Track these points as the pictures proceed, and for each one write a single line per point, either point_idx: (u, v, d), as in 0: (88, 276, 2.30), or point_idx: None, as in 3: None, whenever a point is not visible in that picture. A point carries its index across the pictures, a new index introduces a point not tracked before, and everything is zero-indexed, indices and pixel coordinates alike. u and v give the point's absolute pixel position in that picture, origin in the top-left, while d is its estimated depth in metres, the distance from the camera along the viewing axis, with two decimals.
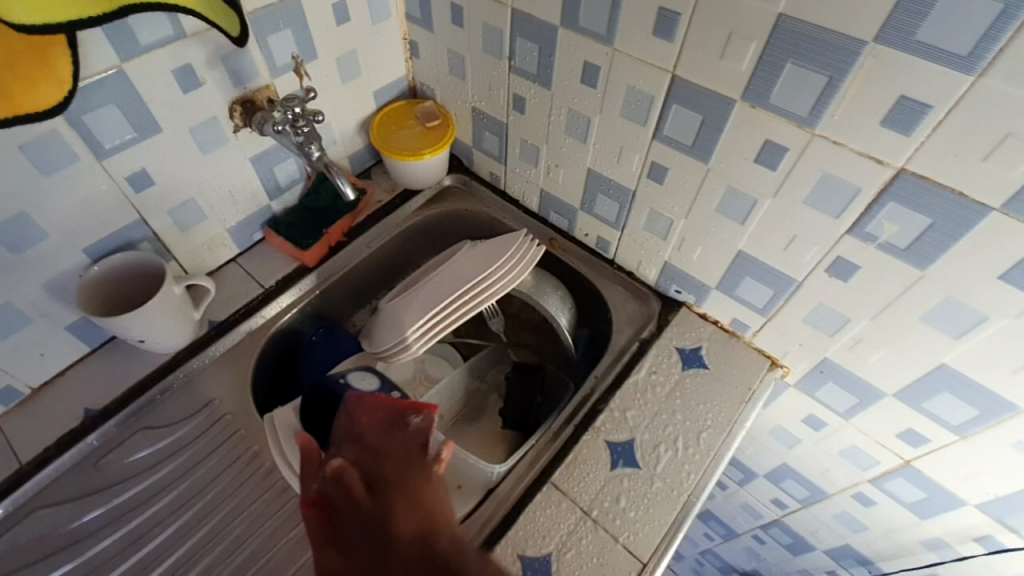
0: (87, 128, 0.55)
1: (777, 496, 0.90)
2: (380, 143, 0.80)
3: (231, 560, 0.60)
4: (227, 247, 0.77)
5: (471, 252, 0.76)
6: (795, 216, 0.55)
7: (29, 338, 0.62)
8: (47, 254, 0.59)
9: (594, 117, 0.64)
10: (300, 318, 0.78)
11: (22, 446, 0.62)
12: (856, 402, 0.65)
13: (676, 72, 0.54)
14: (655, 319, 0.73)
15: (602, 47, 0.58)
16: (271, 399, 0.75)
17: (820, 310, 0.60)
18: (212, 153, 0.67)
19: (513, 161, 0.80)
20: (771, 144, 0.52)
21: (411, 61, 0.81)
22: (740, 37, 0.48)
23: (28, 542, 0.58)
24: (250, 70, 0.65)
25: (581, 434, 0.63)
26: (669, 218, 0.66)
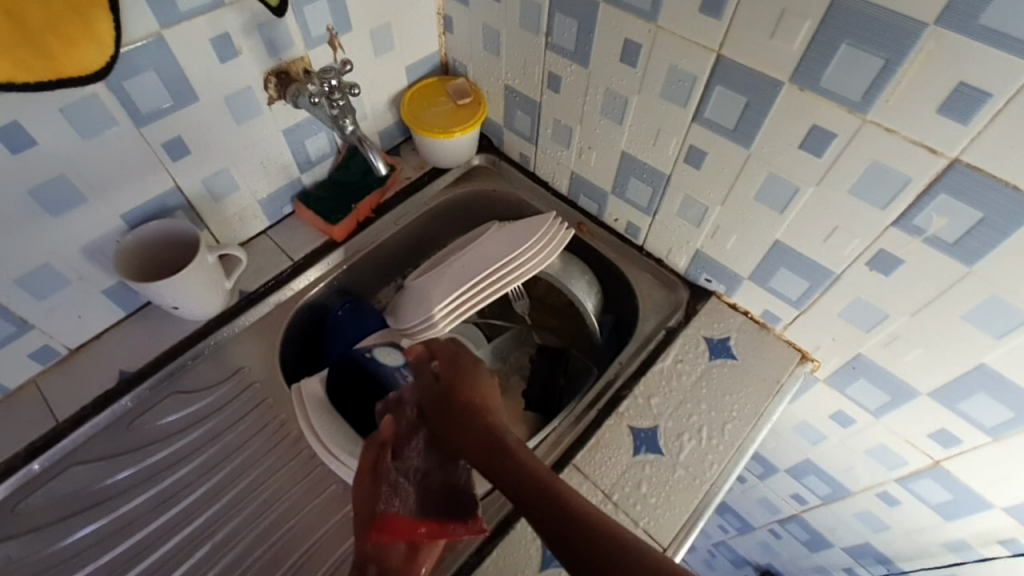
0: (126, 93, 0.56)
1: (797, 491, 0.89)
2: (410, 119, 0.80)
3: (255, 525, 0.61)
4: (258, 219, 0.77)
5: (498, 232, 0.75)
6: (838, 206, 0.53)
7: (68, 300, 0.64)
8: (85, 218, 0.60)
9: (632, 98, 0.63)
10: (327, 292, 0.78)
11: (60, 403, 0.65)
12: (888, 400, 0.63)
13: (722, 51, 0.52)
14: (683, 307, 0.72)
15: (644, 24, 0.56)
16: (298, 370, 0.76)
17: (857, 305, 0.58)
18: (247, 124, 0.67)
19: (544, 141, 0.79)
20: (818, 129, 0.50)
21: (445, 36, 0.80)
22: (793, 15, 0.46)
23: (64, 496, 0.60)
24: (286, 41, 0.65)
25: (603, 419, 0.63)
26: (704, 205, 0.64)
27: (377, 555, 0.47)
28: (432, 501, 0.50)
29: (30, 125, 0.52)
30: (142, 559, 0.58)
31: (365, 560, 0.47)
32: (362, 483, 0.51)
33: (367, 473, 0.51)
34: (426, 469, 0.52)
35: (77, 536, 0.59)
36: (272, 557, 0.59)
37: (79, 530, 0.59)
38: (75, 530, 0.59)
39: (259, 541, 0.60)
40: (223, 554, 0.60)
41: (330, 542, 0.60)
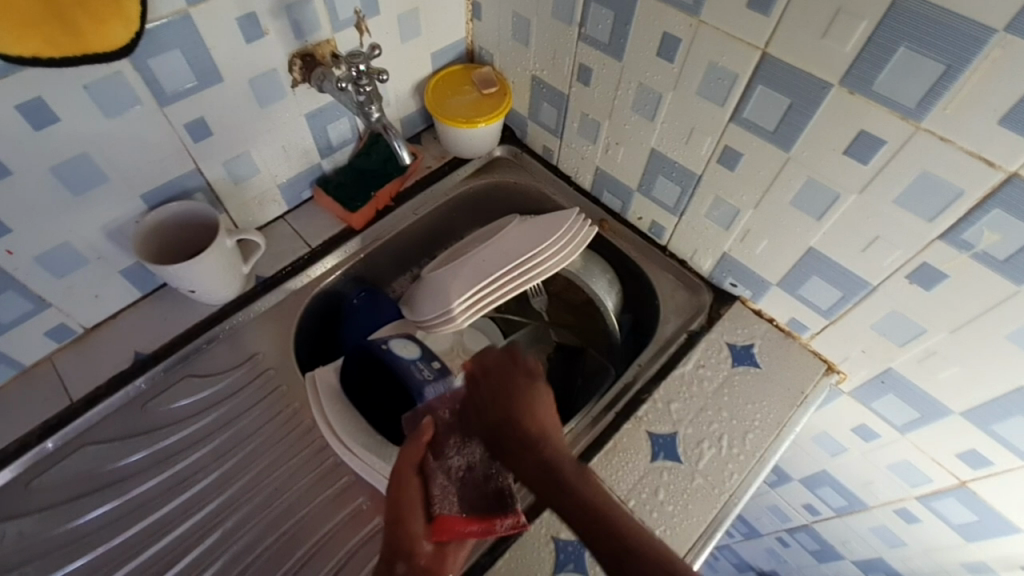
0: (151, 72, 0.55)
1: (810, 502, 0.88)
2: (434, 107, 0.78)
3: (266, 513, 0.61)
4: (277, 204, 0.76)
5: (521, 227, 0.73)
6: (881, 216, 0.51)
7: (86, 279, 0.63)
8: (105, 197, 0.59)
9: (666, 94, 0.60)
10: (343, 280, 0.77)
11: (74, 383, 0.64)
12: (917, 417, 0.62)
13: (768, 50, 0.50)
14: (706, 311, 0.70)
15: (685, 18, 0.54)
16: (312, 357, 0.76)
17: (891, 318, 0.56)
18: (270, 107, 0.66)
19: (570, 135, 0.77)
20: (866, 135, 0.48)
21: (472, 23, 0.78)
22: (848, 15, 0.44)
23: (77, 476, 0.60)
24: (312, 23, 0.63)
25: (622, 422, 0.62)
26: (736, 208, 0.62)
27: (407, 551, 0.47)
28: (473, 495, 0.51)
29: (53, 100, 0.51)
30: (155, 542, 0.58)
31: (395, 554, 0.47)
32: (404, 491, 0.50)
33: (415, 480, 0.50)
34: (468, 463, 0.52)
35: (89, 516, 0.59)
36: (282, 546, 0.59)
37: (91, 511, 0.59)
38: (87, 511, 0.59)
39: (271, 529, 0.60)
40: (233, 542, 0.59)
41: (341, 535, 0.59)
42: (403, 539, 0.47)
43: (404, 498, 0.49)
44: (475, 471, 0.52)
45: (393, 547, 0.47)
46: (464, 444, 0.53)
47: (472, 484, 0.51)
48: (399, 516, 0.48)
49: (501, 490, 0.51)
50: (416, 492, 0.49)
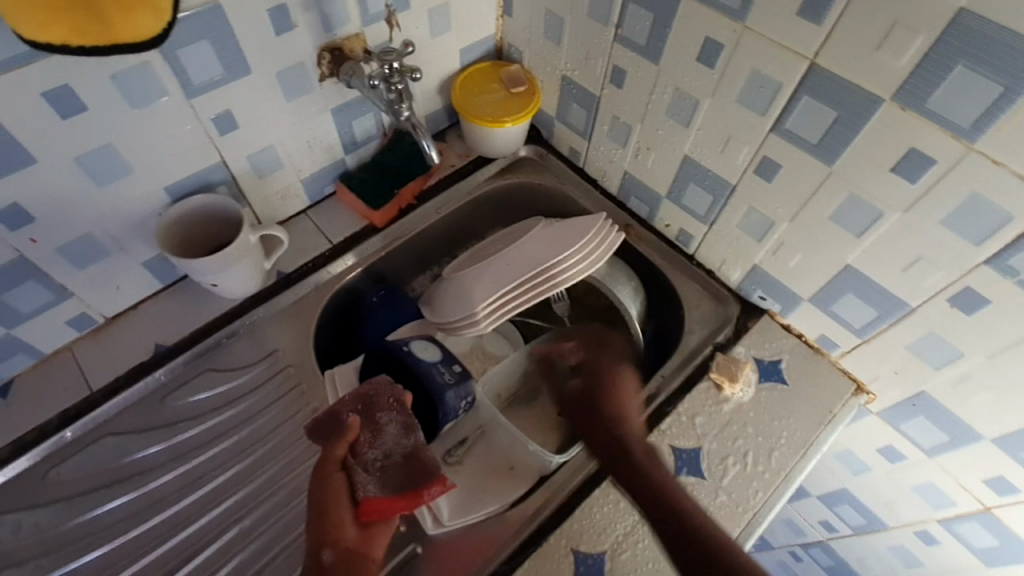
0: (179, 63, 0.54)
1: (826, 518, 0.87)
2: (461, 105, 0.76)
3: (282, 513, 0.61)
4: (299, 198, 0.75)
5: (546, 231, 0.72)
6: (925, 237, 0.49)
7: (108, 269, 0.63)
8: (130, 189, 0.59)
9: (704, 101, 0.59)
10: (363, 278, 0.76)
11: (94, 373, 0.64)
12: (945, 440, 0.60)
13: (816, 60, 0.48)
14: (733, 324, 0.69)
15: (730, 24, 0.52)
16: (332, 355, 0.75)
17: (927, 340, 0.55)
18: (297, 100, 0.65)
19: (598, 138, 0.75)
20: (915, 153, 0.46)
21: (502, 19, 0.76)
22: (904, 28, 0.42)
23: (94, 468, 0.60)
24: (342, 16, 0.62)
25: (645, 435, 0.61)
26: (770, 220, 0.61)
27: (331, 539, 0.46)
28: (399, 477, 0.50)
29: (81, 90, 0.50)
30: (171, 537, 0.58)
31: (319, 544, 0.45)
32: (328, 486, 0.48)
33: (337, 473, 0.49)
34: (384, 452, 0.52)
35: (107, 508, 0.59)
36: (297, 547, 0.59)
37: (107, 503, 0.59)
38: (104, 503, 0.59)
39: (288, 528, 0.60)
40: (249, 540, 0.59)
41: None
42: (326, 529, 0.46)
43: (325, 493, 0.48)
44: (394, 457, 0.51)
45: (319, 540, 0.46)
46: (376, 437, 0.52)
47: (393, 469, 0.51)
48: (323, 510, 0.47)
49: (425, 464, 0.51)
50: (340, 482, 0.48)
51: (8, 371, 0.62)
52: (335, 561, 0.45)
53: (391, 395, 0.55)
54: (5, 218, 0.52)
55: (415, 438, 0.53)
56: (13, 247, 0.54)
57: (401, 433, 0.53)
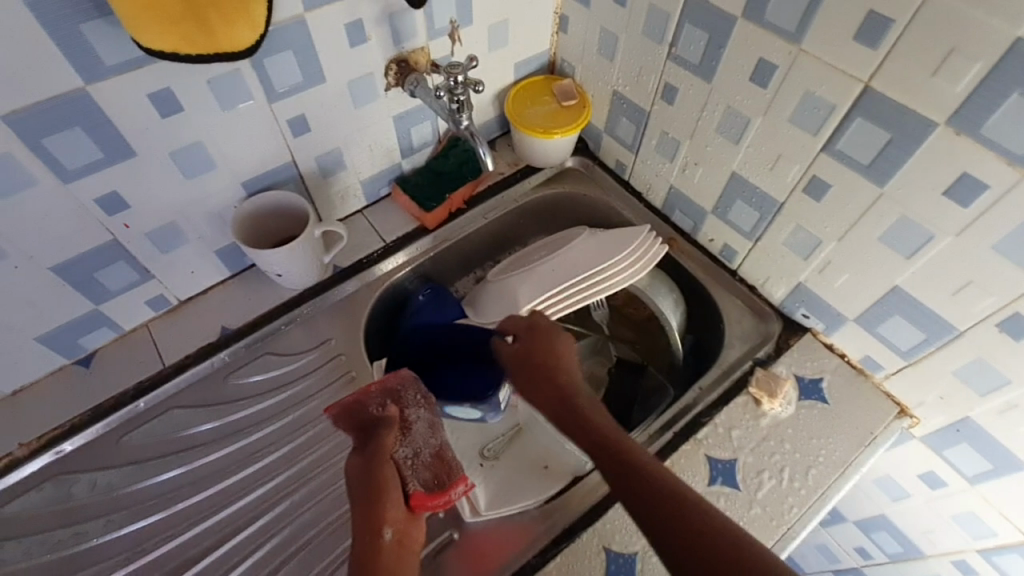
0: (264, 70, 0.59)
1: (862, 544, 0.86)
2: (514, 116, 0.80)
3: (327, 492, 0.64)
4: (358, 198, 0.80)
5: (591, 240, 0.74)
6: (976, 261, 0.49)
7: (185, 255, 0.68)
8: (212, 182, 0.64)
9: (755, 119, 0.60)
10: (411, 276, 0.80)
11: (166, 350, 0.69)
12: (990, 469, 0.60)
13: (871, 83, 0.49)
14: (774, 340, 0.69)
15: (785, 46, 0.54)
16: (378, 347, 0.79)
17: (976, 366, 0.54)
18: (364, 107, 0.70)
19: (646, 152, 0.77)
20: (969, 177, 0.47)
21: (558, 35, 0.79)
22: (962, 55, 0.43)
23: (159, 438, 0.65)
24: (411, 30, 0.66)
25: (680, 443, 0.62)
26: (817, 238, 0.61)
27: (386, 519, 0.45)
28: (431, 474, 0.53)
29: (181, 92, 0.55)
30: (226, 506, 0.63)
31: (378, 523, 0.45)
32: (382, 468, 0.49)
33: (388, 461, 0.50)
34: (416, 450, 0.54)
35: (164, 478, 0.63)
36: (340, 525, 0.62)
37: (166, 471, 0.64)
38: (166, 470, 0.64)
39: (332, 507, 0.63)
40: (297, 515, 0.63)
41: None
42: (382, 512, 0.45)
43: (377, 475, 0.48)
44: (425, 454, 0.55)
45: (374, 521, 0.45)
46: (407, 434, 0.55)
47: (424, 467, 0.53)
48: (380, 489, 0.47)
49: (451, 464, 0.55)
50: (390, 469, 0.49)
51: (92, 343, 0.68)
52: (394, 541, 0.44)
53: (418, 393, 0.59)
54: (105, 204, 0.58)
55: (439, 436, 0.57)
56: (108, 231, 0.60)
57: (428, 432, 0.57)
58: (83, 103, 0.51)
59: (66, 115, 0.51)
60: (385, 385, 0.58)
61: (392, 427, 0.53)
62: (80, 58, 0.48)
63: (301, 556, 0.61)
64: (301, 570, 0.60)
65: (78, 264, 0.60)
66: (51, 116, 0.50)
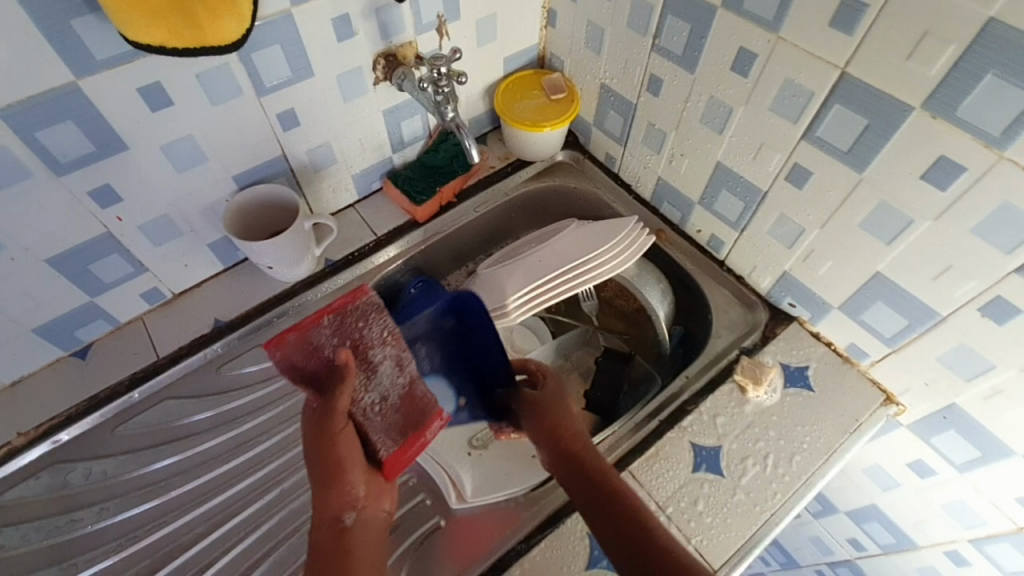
0: (253, 65, 0.60)
1: (855, 536, 0.86)
2: (503, 109, 0.81)
3: None
4: (349, 192, 0.81)
5: (577, 232, 0.76)
6: (955, 245, 0.50)
7: (179, 248, 0.70)
8: (203, 176, 0.65)
9: (737, 108, 0.61)
10: (402, 270, 0.81)
11: (160, 342, 0.70)
12: (977, 456, 0.59)
13: (848, 69, 0.49)
14: (760, 329, 0.69)
15: (764, 34, 0.54)
16: None
17: (959, 351, 0.54)
18: (353, 101, 0.71)
19: (633, 144, 0.78)
20: (945, 161, 0.47)
21: (546, 30, 0.80)
22: (936, 38, 0.43)
23: (153, 427, 0.66)
24: (398, 25, 0.67)
25: (665, 430, 0.63)
26: (801, 226, 0.61)
27: (345, 502, 0.46)
28: (398, 421, 0.52)
29: (170, 86, 0.56)
30: (219, 493, 0.64)
31: (337, 511, 0.45)
32: (339, 446, 0.47)
33: (348, 435, 0.48)
34: (381, 395, 0.52)
35: (158, 466, 0.65)
36: None
37: (161, 460, 0.65)
38: (160, 459, 0.65)
39: None
40: (287, 502, 0.64)
41: None
42: (339, 496, 0.46)
43: (332, 457, 0.47)
44: (393, 397, 0.53)
45: (330, 507, 0.46)
46: (370, 376, 0.52)
47: (392, 412, 0.52)
48: (333, 473, 0.46)
49: (423, 402, 0.54)
50: (347, 445, 0.48)
51: (88, 335, 0.69)
52: (357, 522, 0.45)
53: (380, 325, 0.54)
54: (99, 196, 0.59)
55: (407, 372, 0.55)
56: (102, 223, 0.62)
57: (393, 370, 0.54)
58: (74, 96, 0.52)
59: (58, 109, 0.52)
60: (342, 318, 0.54)
61: (349, 380, 0.49)
62: (70, 53, 0.50)
63: (291, 541, 0.62)
64: (292, 555, 0.61)
65: (72, 256, 0.62)
66: (44, 110, 0.51)
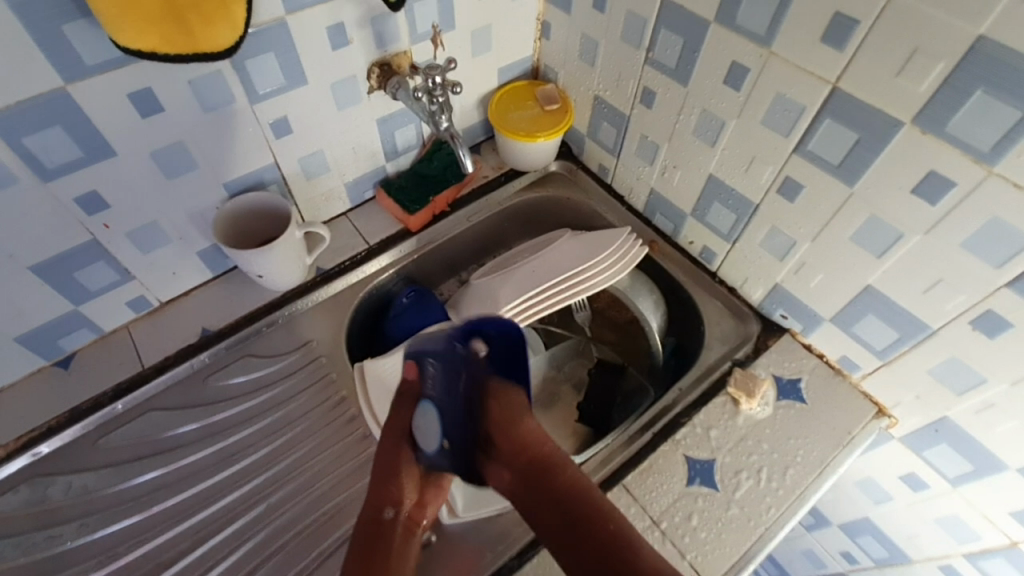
0: (246, 72, 0.59)
1: (848, 549, 0.86)
2: (497, 119, 0.81)
3: (306, 494, 0.64)
4: (341, 201, 0.81)
5: (571, 243, 0.76)
6: (946, 259, 0.50)
7: (166, 256, 0.68)
8: (193, 183, 0.64)
9: (730, 122, 0.61)
10: (394, 279, 0.81)
11: (145, 351, 0.69)
12: (969, 470, 0.59)
13: (838, 84, 0.50)
14: (752, 341, 0.69)
15: (756, 49, 0.55)
16: (362, 349, 0.79)
17: (951, 365, 0.55)
18: (346, 110, 0.70)
19: (627, 156, 0.78)
20: (936, 175, 0.47)
21: (541, 41, 0.81)
22: (925, 55, 0.44)
23: (138, 439, 0.65)
24: (393, 34, 0.67)
25: (659, 443, 0.62)
26: (793, 239, 0.62)
27: (394, 500, 0.48)
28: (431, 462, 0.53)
29: (160, 92, 0.56)
30: (203, 508, 0.62)
31: (383, 502, 0.48)
32: (401, 455, 0.50)
33: (407, 446, 0.51)
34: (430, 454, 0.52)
35: (142, 479, 0.63)
36: (318, 527, 0.62)
37: (145, 473, 0.63)
38: (144, 472, 0.63)
39: (311, 508, 0.63)
40: (275, 516, 0.63)
41: None
42: (393, 492, 0.49)
43: (394, 459, 0.50)
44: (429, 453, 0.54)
45: (379, 498, 0.48)
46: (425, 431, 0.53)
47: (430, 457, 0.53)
48: (394, 471, 0.49)
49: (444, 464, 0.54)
50: (407, 450, 0.51)
51: (71, 344, 0.68)
52: (394, 520, 0.48)
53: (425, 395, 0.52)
54: (85, 203, 0.58)
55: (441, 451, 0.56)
56: (88, 230, 0.60)
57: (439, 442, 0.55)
58: (61, 102, 0.51)
59: (46, 115, 0.51)
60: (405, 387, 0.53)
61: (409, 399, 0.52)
62: (59, 58, 0.49)
63: (275, 559, 0.60)
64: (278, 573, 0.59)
65: (56, 264, 0.60)
66: (31, 116, 0.50)
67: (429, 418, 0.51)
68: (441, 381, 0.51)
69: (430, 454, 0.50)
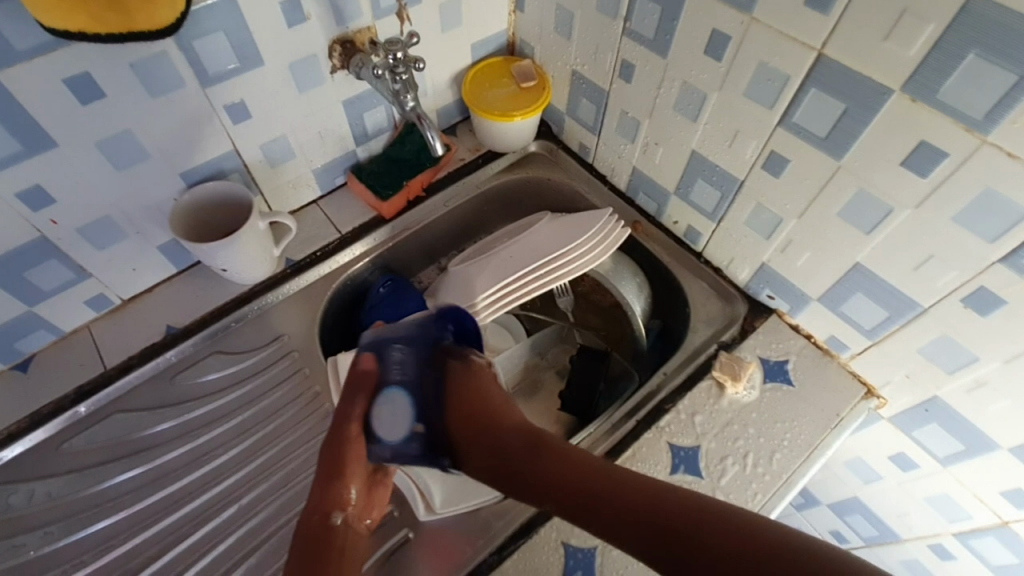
0: (194, 52, 0.55)
1: (838, 528, 0.86)
2: (470, 98, 0.77)
3: (281, 492, 0.62)
4: (311, 188, 0.77)
5: (551, 225, 0.73)
6: (937, 234, 0.48)
7: (124, 251, 0.65)
8: (146, 173, 0.61)
9: (711, 94, 0.58)
10: (370, 268, 0.77)
11: (108, 351, 0.66)
12: (961, 449, 0.58)
13: (824, 50, 0.47)
14: (739, 322, 0.67)
15: (737, 15, 0.51)
16: (337, 342, 0.76)
17: (941, 343, 0.53)
18: (309, 92, 0.67)
19: (607, 133, 0.75)
20: (926, 146, 0.45)
21: (515, 14, 0.77)
22: (914, 16, 0.41)
23: (105, 442, 0.62)
24: (354, 9, 0.63)
25: (642, 431, 0.60)
26: (778, 216, 0.59)
27: (342, 500, 0.44)
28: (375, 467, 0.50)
29: (100, 77, 0.52)
30: (175, 510, 0.60)
31: (332, 504, 0.43)
32: (349, 448, 0.47)
33: (359, 440, 0.48)
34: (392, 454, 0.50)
35: (113, 482, 0.61)
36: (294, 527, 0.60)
37: (116, 476, 0.61)
38: (114, 475, 0.61)
39: (288, 507, 0.61)
40: (249, 517, 0.61)
41: None
42: (338, 493, 0.44)
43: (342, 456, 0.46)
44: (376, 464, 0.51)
45: (328, 501, 0.43)
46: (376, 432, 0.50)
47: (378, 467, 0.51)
48: (340, 470, 0.45)
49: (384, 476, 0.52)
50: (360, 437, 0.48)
51: (28, 346, 0.64)
52: (345, 525, 0.42)
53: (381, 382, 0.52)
54: (29, 198, 0.55)
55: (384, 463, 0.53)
56: (34, 226, 0.57)
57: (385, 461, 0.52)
58: None
59: None
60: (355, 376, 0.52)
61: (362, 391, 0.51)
62: None
63: (250, 561, 0.58)
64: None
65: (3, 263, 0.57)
66: None
67: (396, 404, 0.52)
68: (410, 363, 0.53)
69: (397, 442, 0.49)
